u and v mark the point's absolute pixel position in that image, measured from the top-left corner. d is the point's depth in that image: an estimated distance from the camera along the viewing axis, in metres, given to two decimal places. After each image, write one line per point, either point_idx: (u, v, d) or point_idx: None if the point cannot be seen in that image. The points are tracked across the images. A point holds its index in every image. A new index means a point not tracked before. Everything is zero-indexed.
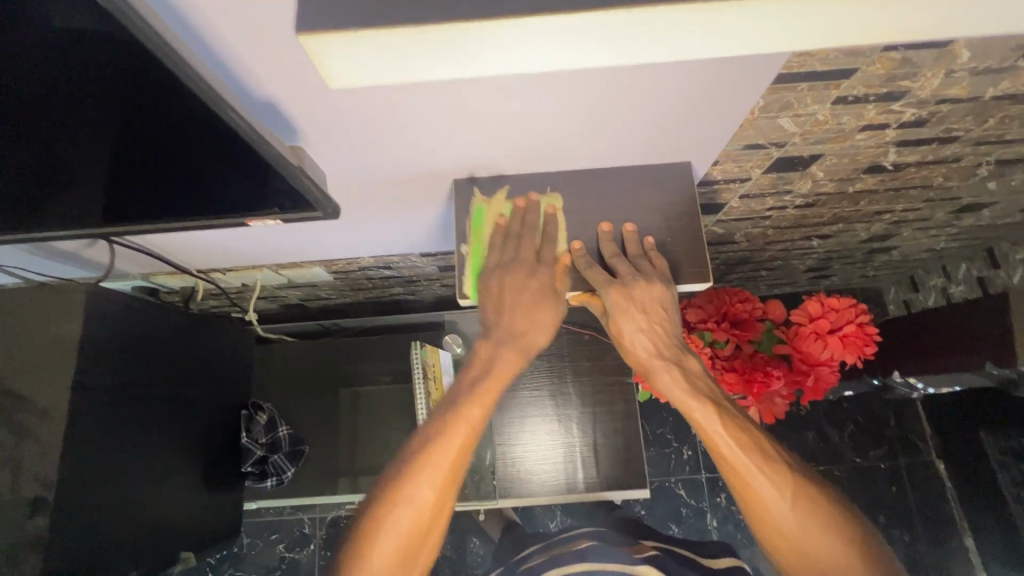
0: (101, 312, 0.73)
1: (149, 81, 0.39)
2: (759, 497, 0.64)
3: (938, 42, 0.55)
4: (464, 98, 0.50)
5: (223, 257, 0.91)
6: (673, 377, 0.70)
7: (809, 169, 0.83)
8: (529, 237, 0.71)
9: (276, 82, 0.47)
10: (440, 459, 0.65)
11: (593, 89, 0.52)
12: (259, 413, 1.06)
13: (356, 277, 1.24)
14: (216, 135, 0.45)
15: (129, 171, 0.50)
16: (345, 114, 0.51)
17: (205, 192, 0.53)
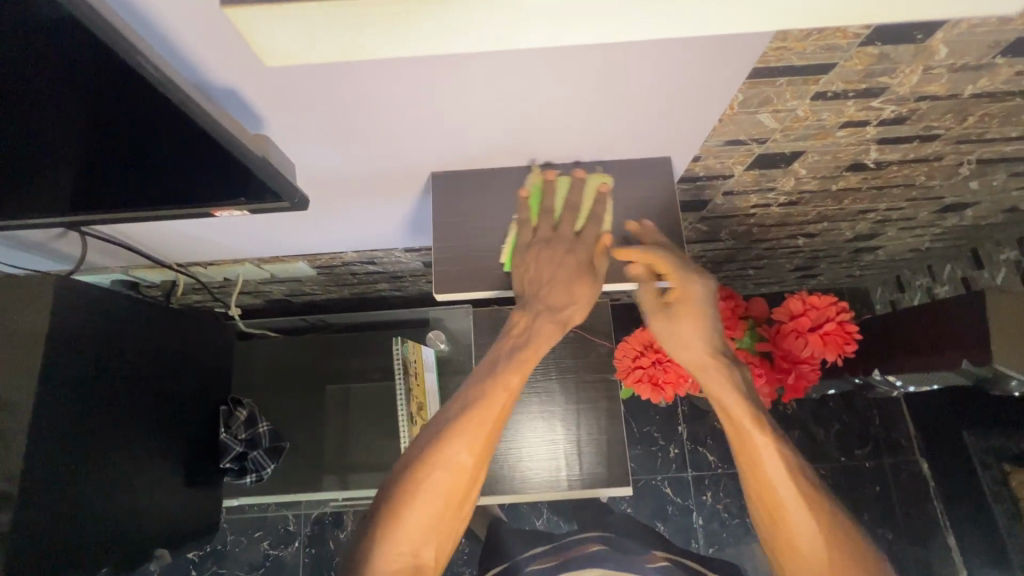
0: (71, 305, 0.71)
1: (97, 67, 0.38)
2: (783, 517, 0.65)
3: (915, 37, 0.55)
4: (429, 74, 0.49)
5: (200, 249, 0.89)
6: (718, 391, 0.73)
7: (791, 166, 0.83)
8: (572, 214, 0.70)
9: (234, 65, 0.45)
10: (481, 424, 0.64)
11: (569, 70, 0.51)
12: (239, 409, 1.05)
13: (340, 272, 1.23)
14: (173, 123, 0.44)
15: (86, 163, 0.48)
16: (307, 95, 0.50)
17: (167, 183, 0.51)
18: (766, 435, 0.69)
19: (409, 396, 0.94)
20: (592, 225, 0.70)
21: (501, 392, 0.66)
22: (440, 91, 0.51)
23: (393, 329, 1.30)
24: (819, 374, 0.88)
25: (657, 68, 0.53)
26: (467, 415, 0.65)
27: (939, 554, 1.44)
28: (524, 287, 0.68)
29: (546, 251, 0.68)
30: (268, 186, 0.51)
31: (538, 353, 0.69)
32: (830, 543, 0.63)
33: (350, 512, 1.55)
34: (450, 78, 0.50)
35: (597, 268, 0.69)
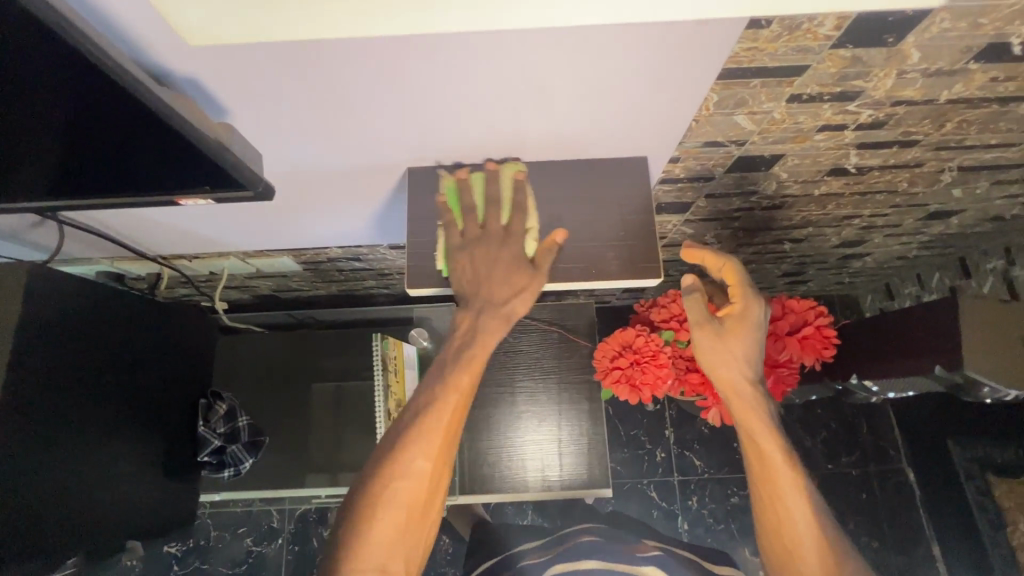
0: (44, 296, 0.71)
1: (50, 58, 0.37)
2: (800, 552, 0.66)
3: (887, 40, 0.55)
4: (393, 57, 0.48)
5: (178, 237, 0.89)
6: (750, 419, 0.73)
7: (771, 170, 0.83)
8: (494, 209, 0.67)
9: (191, 48, 0.45)
10: (432, 430, 0.62)
11: (532, 57, 0.51)
12: (219, 403, 1.04)
13: (326, 268, 1.23)
14: (130, 111, 0.43)
15: (42, 151, 0.47)
16: (270, 77, 0.50)
17: (131, 171, 0.51)
18: (795, 474, 0.69)
19: (387, 391, 0.94)
20: (518, 217, 0.68)
21: (449, 394, 0.63)
22: (403, 75, 0.51)
23: (378, 327, 1.30)
24: (797, 378, 0.88)
25: (623, 60, 0.52)
26: (419, 420, 0.62)
27: (924, 564, 1.44)
28: (462, 287, 0.67)
29: (482, 250, 0.67)
30: (229, 174, 0.51)
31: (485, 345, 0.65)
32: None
33: (334, 509, 1.54)
34: (411, 61, 0.49)
35: (535, 261, 0.68)
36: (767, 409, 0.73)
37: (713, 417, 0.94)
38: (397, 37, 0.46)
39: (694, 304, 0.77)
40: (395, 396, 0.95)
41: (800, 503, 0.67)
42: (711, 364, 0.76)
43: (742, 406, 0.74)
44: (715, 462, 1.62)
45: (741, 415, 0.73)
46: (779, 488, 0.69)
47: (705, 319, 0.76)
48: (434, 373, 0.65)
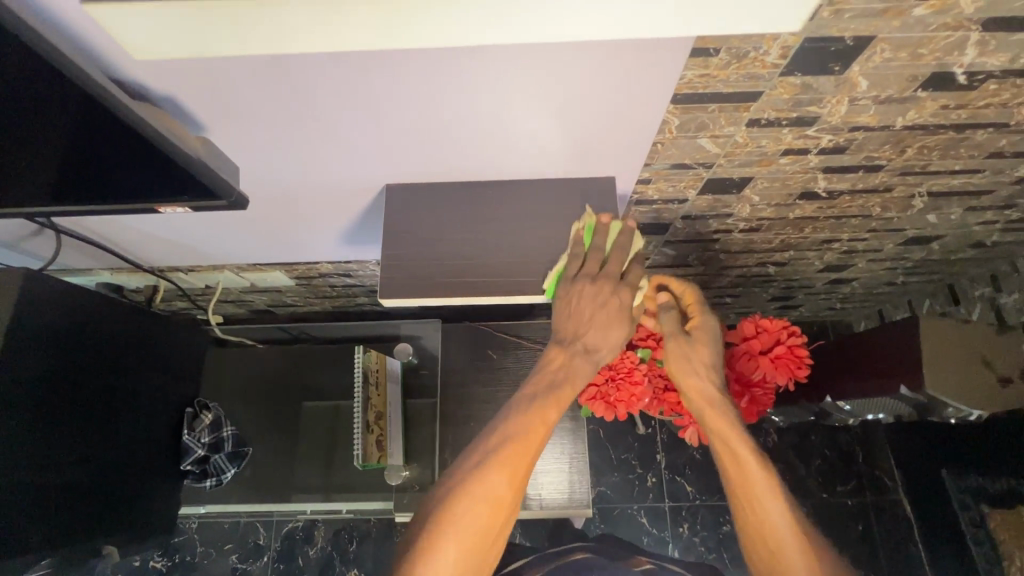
0: (38, 299, 0.74)
1: (36, 78, 0.41)
2: (782, 561, 0.62)
3: (833, 68, 0.57)
4: (355, 74, 0.52)
5: (170, 245, 0.93)
6: (722, 431, 0.73)
7: (743, 193, 0.85)
8: (619, 257, 0.69)
9: (165, 64, 0.49)
10: (521, 456, 0.63)
11: (486, 74, 0.54)
12: (205, 413, 1.07)
13: (318, 283, 1.26)
14: (110, 127, 0.47)
15: (33, 160, 0.51)
16: (243, 92, 0.54)
17: (115, 181, 0.55)
18: (767, 476, 0.68)
19: (366, 403, 0.95)
20: (637, 267, 0.71)
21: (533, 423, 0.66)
22: (365, 88, 0.54)
23: (368, 342, 1.32)
24: (772, 399, 0.89)
25: (575, 79, 0.55)
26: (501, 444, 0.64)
27: None
28: (564, 322, 0.70)
29: (588, 290, 0.68)
30: (203, 184, 0.54)
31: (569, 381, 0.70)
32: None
33: (321, 526, 1.54)
34: (370, 76, 0.53)
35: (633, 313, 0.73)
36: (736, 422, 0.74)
37: (690, 437, 0.94)
38: (354, 55, 0.50)
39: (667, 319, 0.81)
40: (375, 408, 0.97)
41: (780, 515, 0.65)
42: (684, 377, 0.79)
43: (713, 418, 0.75)
44: (708, 489, 1.60)
45: (713, 426, 0.74)
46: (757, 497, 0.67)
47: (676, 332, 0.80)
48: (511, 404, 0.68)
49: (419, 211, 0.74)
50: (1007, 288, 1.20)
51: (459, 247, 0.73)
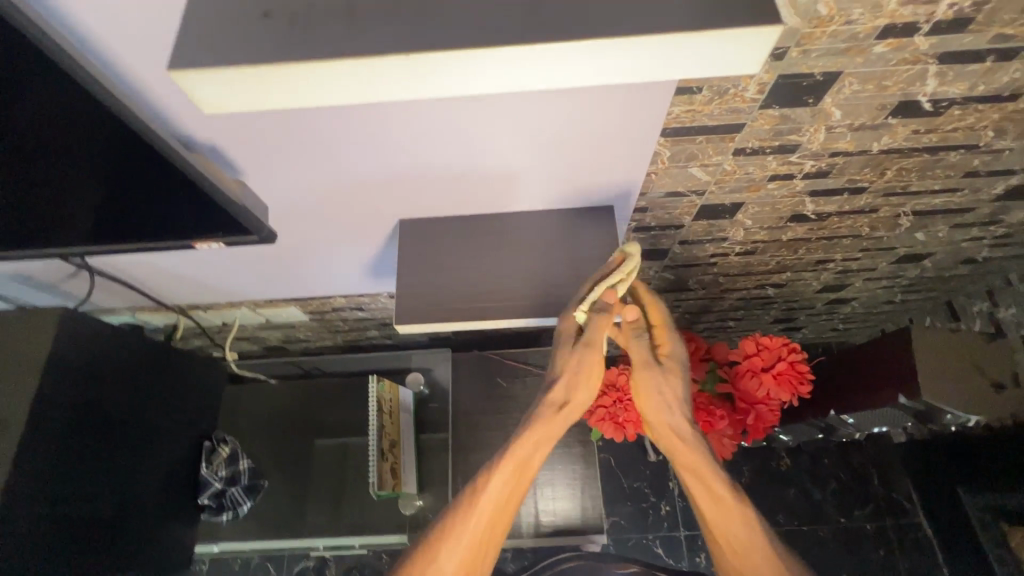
0: (72, 334, 0.78)
1: (104, 127, 0.48)
2: None
3: (808, 100, 0.63)
4: (373, 120, 0.58)
5: (194, 283, 0.98)
6: (689, 464, 0.72)
7: (736, 217, 0.90)
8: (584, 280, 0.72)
9: (207, 116, 0.55)
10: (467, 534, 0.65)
11: (490, 120, 0.59)
12: (222, 446, 1.08)
13: (331, 317, 1.30)
14: (161, 169, 0.53)
15: (88, 197, 0.57)
16: (272, 138, 0.59)
17: (158, 219, 0.60)
18: (738, 518, 0.68)
19: (381, 431, 0.98)
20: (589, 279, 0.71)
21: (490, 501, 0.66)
22: (381, 135, 0.60)
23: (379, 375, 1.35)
24: (778, 416, 0.91)
25: (574, 119, 0.61)
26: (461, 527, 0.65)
27: None
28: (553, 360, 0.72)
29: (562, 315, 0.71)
30: (237, 221, 0.59)
31: (529, 442, 0.68)
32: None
33: (332, 564, 1.52)
34: (386, 125, 0.59)
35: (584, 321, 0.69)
36: (701, 449, 0.72)
37: None
38: (372, 106, 0.55)
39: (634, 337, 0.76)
40: (389, 436, 0.99)
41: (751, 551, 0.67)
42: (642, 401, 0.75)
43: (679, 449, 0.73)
44: None
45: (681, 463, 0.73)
46: (728, 532, 0.68)
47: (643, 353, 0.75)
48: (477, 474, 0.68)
49: (430, 245, 0.79)
50: (1004, 302, 1.22)
51: (469, 276, 0.77)
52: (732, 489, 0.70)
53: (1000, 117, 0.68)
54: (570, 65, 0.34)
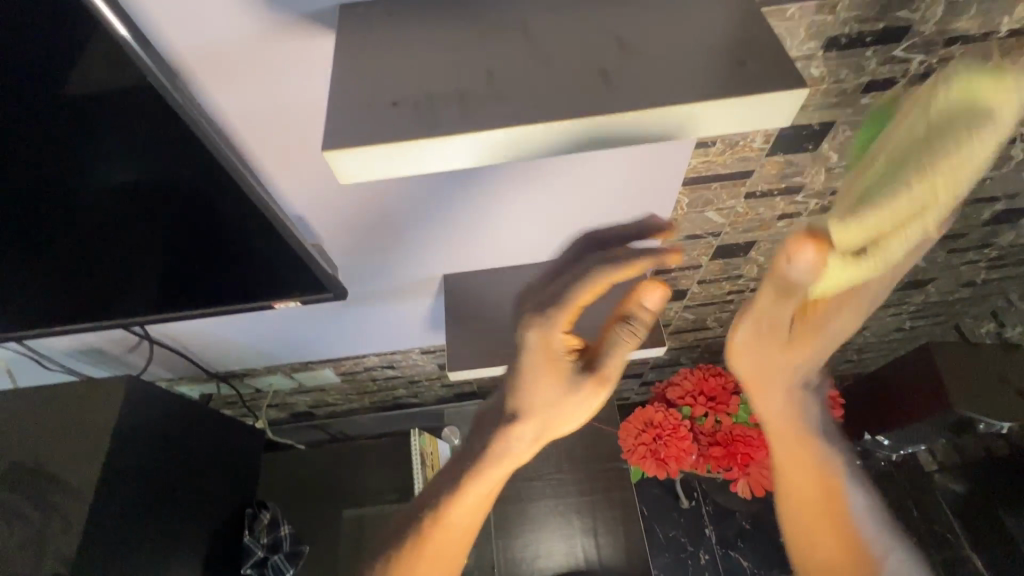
0: (139, 402, 0.83)
1: (231, 201, 0.60)
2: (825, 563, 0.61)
3: (808, 147, 0.72)
4: (431, 189, 0.67)
5: (243, 347, 1.04)
6: (783, 423, 0.61)
7: (750, 255, 0.97)
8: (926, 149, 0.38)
9: (305, 194, 0.68)
10: (426, 555, 0.60)
11: (538, 184, 0.68)
12: (263, 512, 1.07)
13: (362, 378, 1.30)
14: (268, 236, 0.64)
15: (198, 255, 0.68)
16: (349, 206, 0.70)
17: (252, 275, 0.70)
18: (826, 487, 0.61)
19: None
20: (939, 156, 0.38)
21: (450, 528, 0.60)
22: (440, 202, 0.70)
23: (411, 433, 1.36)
24: None
25: (606, 179, 0.69)
26: (422, 558, 0.60)
27: None
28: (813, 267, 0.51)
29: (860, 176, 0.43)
30: (320, 280, 0.70)
31: (489, 468, 0.58)
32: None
33: None
34: (449, 190, 0.68)
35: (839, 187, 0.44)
36: (806, 406, 0.61)
37: (743, 488, 0.99)
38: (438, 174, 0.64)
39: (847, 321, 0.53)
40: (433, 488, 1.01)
41: (823, 525, 0.61)
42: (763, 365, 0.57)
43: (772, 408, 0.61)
44: None
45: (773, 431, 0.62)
46: (801, 497, 0.62)
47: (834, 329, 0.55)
48: (432, 495, 0.60)
49: (473, 297, 0.86)
50: (1010, 321, 1.27)
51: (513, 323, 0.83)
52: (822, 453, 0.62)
53: None
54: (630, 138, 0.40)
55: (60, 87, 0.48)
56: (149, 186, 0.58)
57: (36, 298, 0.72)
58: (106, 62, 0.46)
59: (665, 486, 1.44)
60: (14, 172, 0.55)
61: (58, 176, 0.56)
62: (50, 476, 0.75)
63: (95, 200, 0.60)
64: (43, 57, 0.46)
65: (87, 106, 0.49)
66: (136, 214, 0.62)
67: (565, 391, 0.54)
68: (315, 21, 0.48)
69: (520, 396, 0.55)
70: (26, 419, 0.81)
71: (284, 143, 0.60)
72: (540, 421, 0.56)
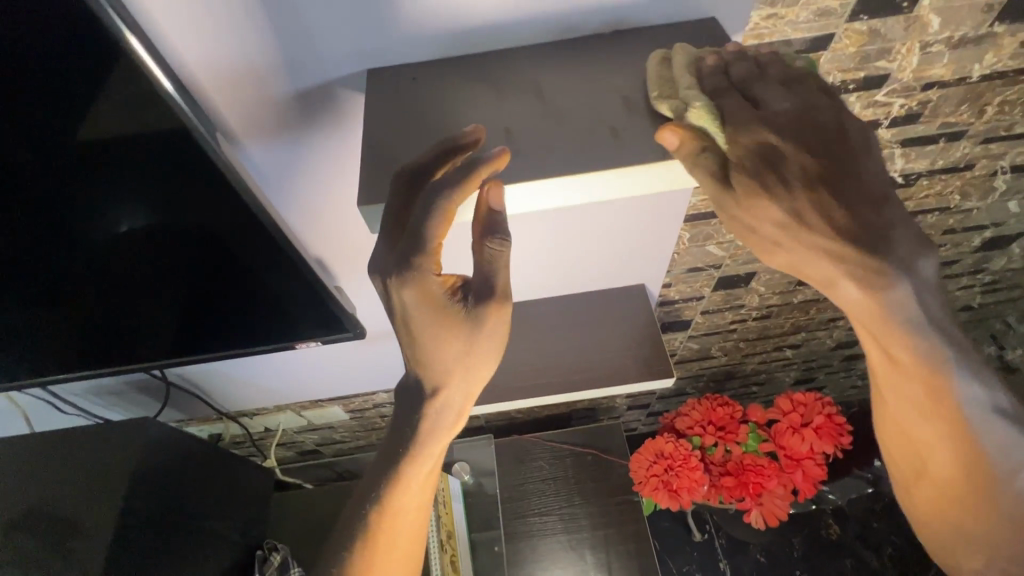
0: (157, 444, 0.84)
1: (264, 253, 0.64)
2: (920, 441, 0.61)
3: None
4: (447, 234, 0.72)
5: (258, 386, 1.06)
6: (867, 327, 0.52)
7: (750, 285, 1.00)
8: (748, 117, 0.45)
9: (331, 237, 0.73)
10: (385, 537, 0.62)
11: (546, 225, 0.73)
12: (274, 554, 1.04)
13: (370, 416, 1.31)
14: (297, 284, 0.68)
15: (223, 301, 0.71)
16: (371, 247, 0.75)
17: (275, 318, 0.73)
18: (927, 390, 0.55)
19: (439, 522, 1.00)
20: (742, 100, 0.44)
21: (399, 512, 0.61)
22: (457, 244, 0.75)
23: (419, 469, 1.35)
24: (826, 470, 0.95)
25: (609, 218, 0.73)
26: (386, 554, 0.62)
27: None
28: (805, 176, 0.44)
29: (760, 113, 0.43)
30: (343, 320, 0.74)
31: (422, 448, 0.59)
32: (973, 485, 0.60)
33: None
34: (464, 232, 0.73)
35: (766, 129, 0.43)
36: (891, 304, 0.48)
37: (756, 519, 0.99)
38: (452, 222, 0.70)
39: (846, 185, 0.44)
40: (447, 526, 1.01)
41: (919, 421, 0.59)
42: (815, 259, 0.47)
43: (846, 305, 0.50)
44: None
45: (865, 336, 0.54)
46: (893, 393, 0.59)
47: (853, 173, 0.44)
48: (375, 484, 0.61)
49: None
50: (1009, 344, 1.29)
51: (525, 357, 0.88)
52: (920, 356, 0.52)
53: (962, 183, 0.81)
54: (635, 188, 0.45)
55: (99, 151, 0.52)
56: (185, 237, 0.62)
57: (52, 346, 0.74)
58: (142, 122, 0.49)
59: (677, 519, 1.42)
60: (46, 227, 0.58)
61: (95, 228, 0.60)
62: (68, 521, 0.76)
63: (102, 247, 0.62)
64: (61, 115, 0.48)
65: (135, 168, 0.53)
66: (166, 261, 0.65)
67: (470, 332, 0.52)
68: (346, 88, 0.54)
69: (433, 352, 0.53)
70: (44, 463, 0.82)
71: (314, 192, 0.65)
72: (459, 382, 0.56)
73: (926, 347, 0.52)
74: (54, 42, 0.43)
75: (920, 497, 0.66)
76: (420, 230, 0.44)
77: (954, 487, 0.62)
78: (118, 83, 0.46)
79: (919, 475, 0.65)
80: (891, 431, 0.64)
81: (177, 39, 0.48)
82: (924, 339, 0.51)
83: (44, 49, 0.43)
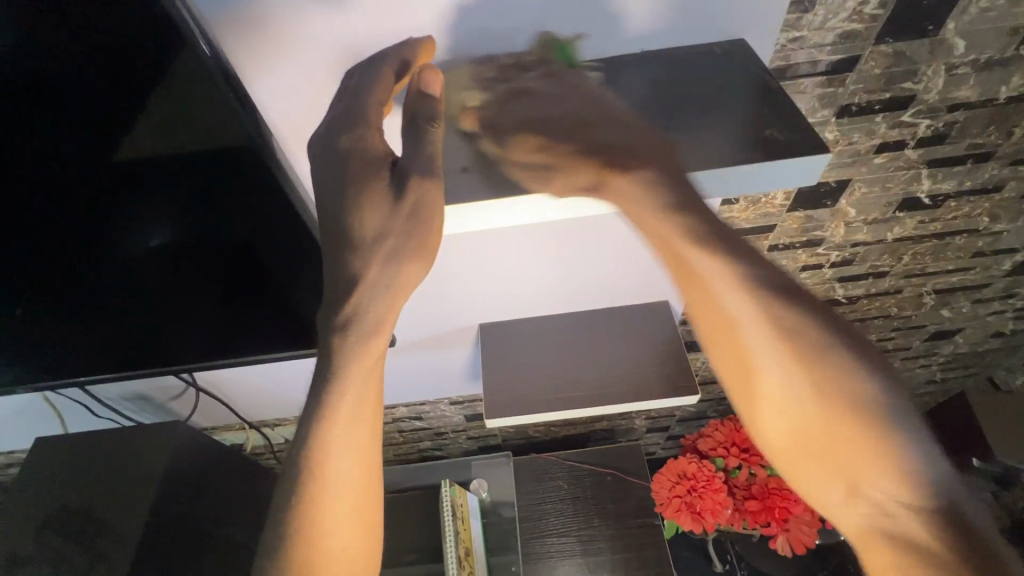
0: (184, 447, 0.86)
1: (294, 257, 0.68)
2: (757, 378, 0.48)
3: (827, 203, 0.77)
4: (472, 247, 0.74)
5: (283, 396, 1.08)
6: (644, 222, 0.47)
7: None
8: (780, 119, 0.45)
9: None
10: (350, 429, 0.52)
11: (563, 240, 0.76)
12: None
13: (388, 429, 1.29)
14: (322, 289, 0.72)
15: (252, 309, 0.74)
16: None
17: (298, 327, 0.76)
18: (709, 284, 0.47)
19: (457, 538, 1.00)
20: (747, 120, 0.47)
21: (365, 400, 0.52)
22: (481, 258, 0.77)
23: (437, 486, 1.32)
24: None
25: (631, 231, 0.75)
26: (329, 556, 0.52)
27: None
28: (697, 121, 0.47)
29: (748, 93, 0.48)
30: None
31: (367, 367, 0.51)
32: (846, 428, 0.44)
33: None
34: (489, 246, 0.75)
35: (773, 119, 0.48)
36: (653, 186, 0.45)
37: (782, 546, 0.96)
38: (475, 236, 0.72)
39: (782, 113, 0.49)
40: (464, 540, 1.00)
41: (737, 347, 0.48)
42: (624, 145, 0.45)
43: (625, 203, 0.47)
44: None
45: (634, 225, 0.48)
46: (700, 312, 0.49)
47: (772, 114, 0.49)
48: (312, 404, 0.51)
49: (506, 346, 0.92)
50: None
51: (543, 370, 0.88)
52: (695, 234, 0.46)
53: (991, 206, 0.81)
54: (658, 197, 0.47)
55: (153, 159, 0.57)
56: (218, 241, 0.66)
57: (85, 351, 0.77)
58: (189, 129, 0.55)
59: (698, 547, 1.39)
60: (93, 232, 0.64)
61: (136, 236, 0.65)
62: (98, 519, 0.78)
63: (133, 258, 0.67)
64: (107, 130, 0.55)
65: (183, 174, 0.59)
66: (197, 268, 0.69)
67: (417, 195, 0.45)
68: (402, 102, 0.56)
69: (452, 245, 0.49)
70: (78, 462, 0.85)
71: None
72: (367, 293, 0.48)
73: (710, 237, 0.46)
74: (125, 50, 0.49)
75: (795, 477, 0.48)
76: (358, 88, 0.45)
77: (828, 439, 0.45)
78: (176, 89, 0.51)
79: (781, 445, 0.47)
80: (733, 379, 0.50)
81: (254, 58, 0.51)
82: (694, 219, 0.46)
83: (117, 60, 0.50)
